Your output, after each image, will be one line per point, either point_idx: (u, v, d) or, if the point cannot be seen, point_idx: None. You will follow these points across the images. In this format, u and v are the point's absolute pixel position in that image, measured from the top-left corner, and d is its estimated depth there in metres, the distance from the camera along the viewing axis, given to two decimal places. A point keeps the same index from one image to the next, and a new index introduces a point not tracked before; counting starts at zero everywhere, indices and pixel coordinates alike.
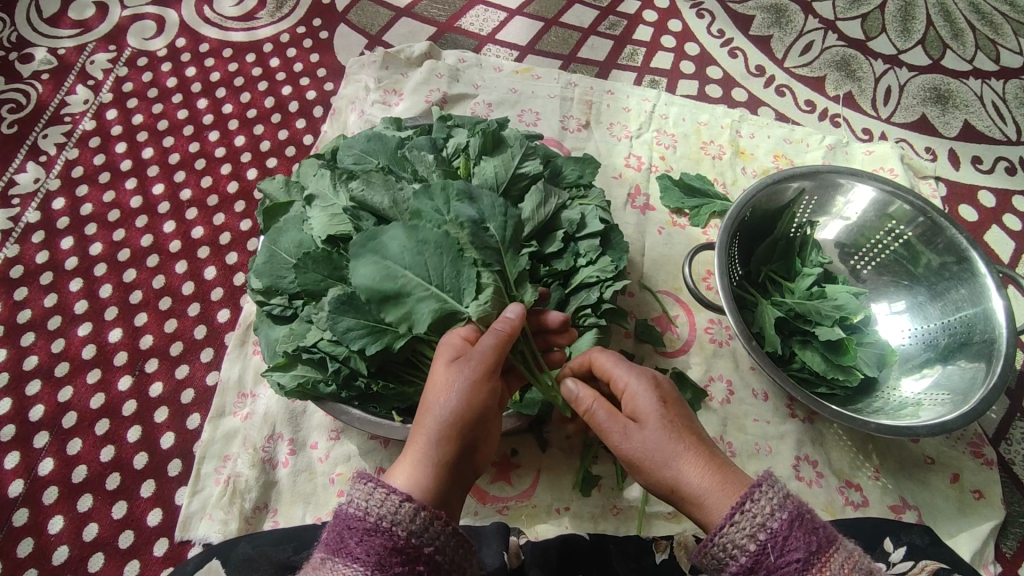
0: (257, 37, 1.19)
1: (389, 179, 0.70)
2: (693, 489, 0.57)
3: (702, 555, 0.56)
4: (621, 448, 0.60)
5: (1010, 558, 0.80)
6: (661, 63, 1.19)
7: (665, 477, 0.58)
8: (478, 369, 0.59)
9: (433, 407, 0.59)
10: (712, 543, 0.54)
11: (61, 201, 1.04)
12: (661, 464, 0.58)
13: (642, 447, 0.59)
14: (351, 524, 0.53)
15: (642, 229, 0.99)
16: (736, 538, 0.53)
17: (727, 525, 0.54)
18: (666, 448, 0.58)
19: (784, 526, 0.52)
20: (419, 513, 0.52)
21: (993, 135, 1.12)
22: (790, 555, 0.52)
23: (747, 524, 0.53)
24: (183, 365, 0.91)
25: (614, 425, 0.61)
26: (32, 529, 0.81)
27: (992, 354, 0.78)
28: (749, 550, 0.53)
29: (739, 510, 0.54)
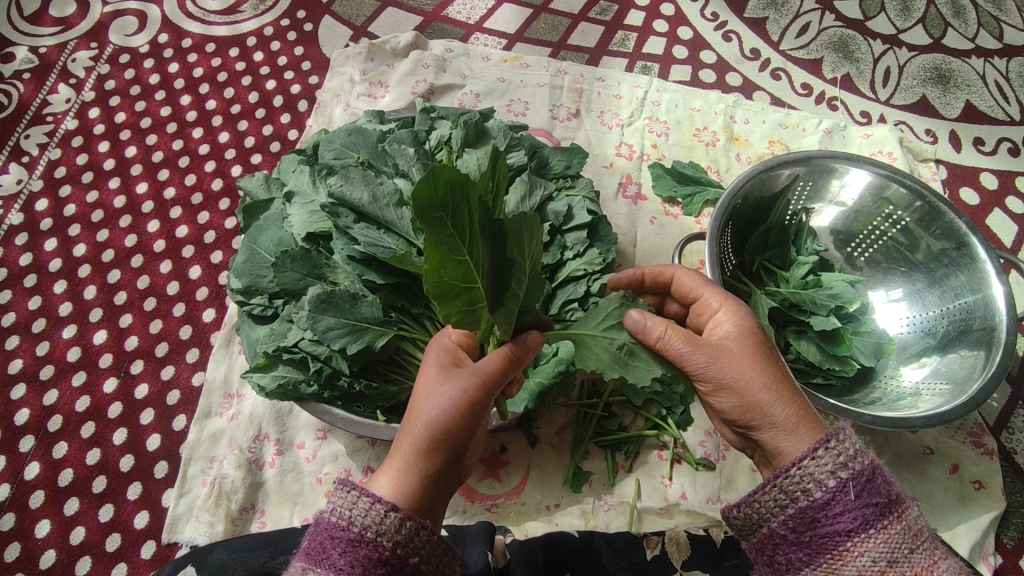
0: (240, 30, 1.17)
1: (368, 174, 0.68)
2: (780, 413, 0.58)
3: (769, 485, 0.55)
4: (710, 368, 0.59)
5: (1011, 549, 0.79)
6: (653, 49, 1.16)
7: (756, 394, 0.58)
8: (473, 383, 0.56)
9: (422, 417, 0.56)
10: (786, 475, 0.54)
11: (44, 202, 1.03)
12: (757, 380, 0.59)
13: (738, 363, 0.59)
14: (334, 534, 0.51)
15: (634, 219, 0.97)
16: (815, 472, 0.54)
17: (809, 458, 0.54)
18: (763, 365, 0.59)
19: (868, 470, 0.53)
20: (405, 523, 0.51)
21: (996, 115, 1.09)
22: (871, 498, 0.52)
23: (830, 460, 0.53)
24: (169, 366, 0.90)
25: (699, 347, 0.59)
26: (19, 534, 0.81)
27: (992, 341, 0.76)
28: (828, 486, 0.53)
29: (825, 445, 0.54)
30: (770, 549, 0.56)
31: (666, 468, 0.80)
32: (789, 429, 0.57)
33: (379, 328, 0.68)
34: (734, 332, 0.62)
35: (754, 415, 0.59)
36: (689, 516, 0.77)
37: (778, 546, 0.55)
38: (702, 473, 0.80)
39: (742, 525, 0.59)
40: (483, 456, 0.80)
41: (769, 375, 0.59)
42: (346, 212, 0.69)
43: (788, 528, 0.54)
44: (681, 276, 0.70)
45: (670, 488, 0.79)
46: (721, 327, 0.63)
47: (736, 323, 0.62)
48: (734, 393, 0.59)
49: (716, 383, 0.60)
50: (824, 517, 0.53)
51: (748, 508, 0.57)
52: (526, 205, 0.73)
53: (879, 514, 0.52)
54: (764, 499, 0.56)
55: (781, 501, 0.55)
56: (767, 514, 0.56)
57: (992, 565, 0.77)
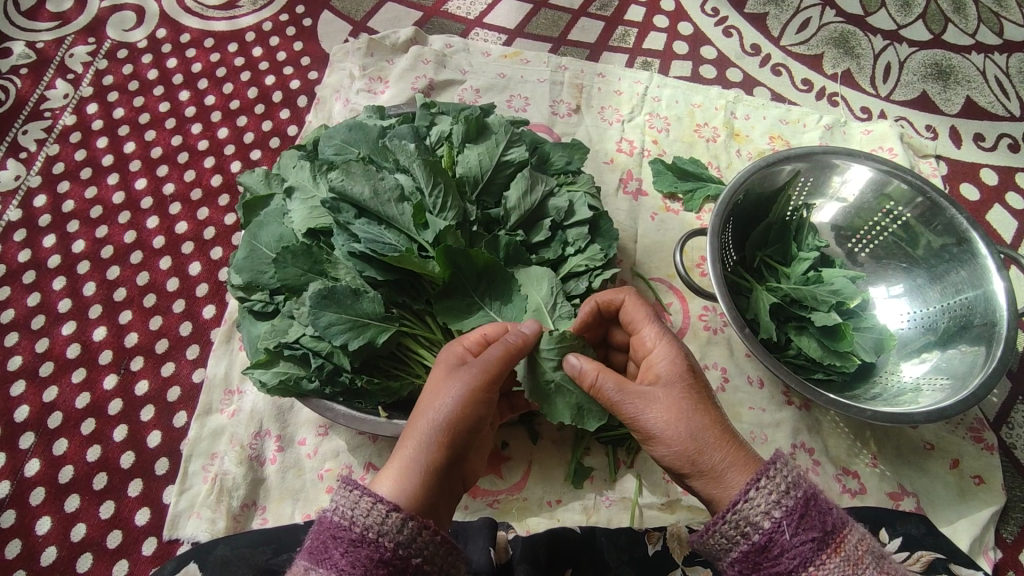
0: (239, 25, 1.17)
1: (369, 169, 0.68)
2: (714, 462, 0.56)
3: (709, 530, 0.55)
4: (640, 417, 0.58)
5: (1010, 543, 0.79)
6: (654, 44, 1.16)
7: (687, 443, 0.57)
8: (477, 376, 0.57)
9: (428, 414, 0.56)
10: (723, 520, 0.54)
11: (43, 198, 1.02)
12: (685, 429, 0.57)
13: (667, 412, 0.58)
14: (336, 534, 0.51)
15: (635, 215, 0.97)
16: (749, 515, 0.53)
17: (741, 501, 0.53)
18: (691, 409, 0.58)
19: (801, 504, 0.53)
20: (407, 523, 0.50)
21: (996, 111, 1.09)
22: (807, 534, 0.52)
23: (763, 501, 0.53)
24: (169, 362, 0.90)
25: (630, 393, 0.59)
26: (20, 530, 0.81)
27: (993, 336, 0.76)
28: (764, 527, 0.53)
29: (756, 485, 0.53)
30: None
31: None
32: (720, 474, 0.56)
33: (381, 324, 0.68)
34: (665, 377, 0.60)
35: (685, 462, 0.57)
36: (690, 511, 0.77)
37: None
38: None
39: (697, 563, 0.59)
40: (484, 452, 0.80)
41: (698, 426, 0.57)
42: (347, 208, 0.69)
43: (736, 570, 0.55)
44: (628, 306, 0.66)
45: (671, 483, 0.79)
46: (655, 368, 0.61)
47: (669, 365, 0.61)
48: (664, 444, 0.58)
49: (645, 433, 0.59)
50: (767, 558, 0.53)
51: (697, 548, 0.57)
52: (528, 200, 0.73)
53: (817, 548, 0.52)
54: (709, 543, 0.55)
55: (724, 544, 0.54)
56: (714, 555, 0.56)
57: (992, 560, 0.77)
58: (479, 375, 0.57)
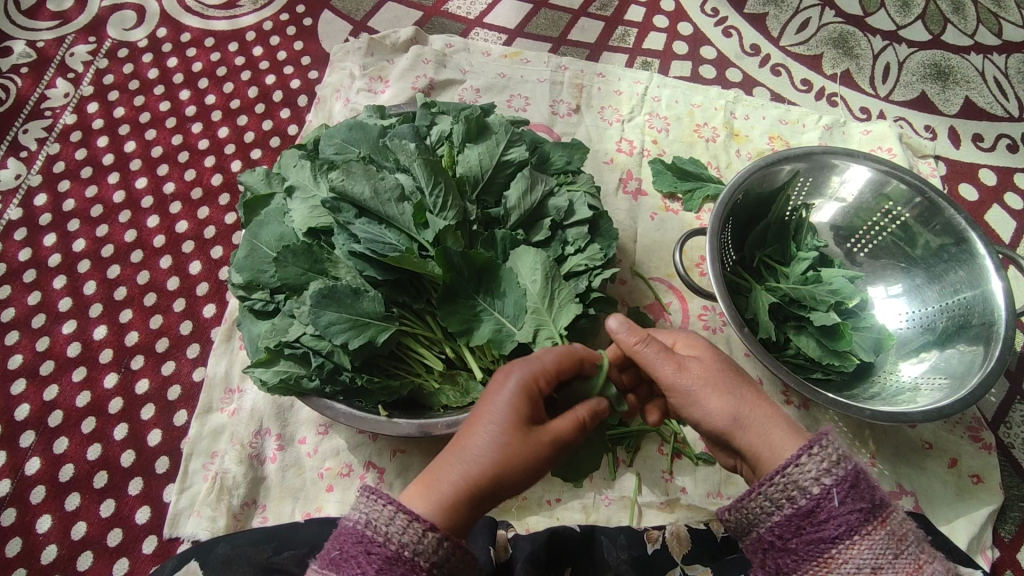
0: (240, 25, 1.17)
1: (369, 168, 0.68)
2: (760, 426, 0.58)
3: (755, 492, 0.54)
4: (680, 378, 0.61)
5: (1008, 543, 0.79)
6: (654, 44, 1.16)
7: (731, 409, 0.59)
8: (548, 443, 0.55)
9: (479, 459, 0.54)
10: (771, 482, 0.53)
11: (43, 197, 1.02)
12: (731, 396, 0.60)
13: (704, 371, 0.61)
14: (369, 549, 0.50)
15: (634, 215, 0.98)
16: (799, 478, 0.52)
17: (793, 464, 0.53)
18: (728, 371, 0.61)
19: (852, 475, 0.52)
20: (443, 543, 0.50)
21: (994, 111, 1.09)
22: (856, 504, 0.51)
23: (814, 467, 0.52)
24: (169, 361, 0.90)
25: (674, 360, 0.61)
26: (20, 529, 0.81)
27: (991, 336, 0.77)
28: (812, 493, 0.52)
29: (808, 451, 0.52)
30: (758, 554, 0.55)
31: (667, 463, 0.80)
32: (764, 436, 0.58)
33: (381, 323, 0.68)
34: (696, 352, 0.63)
35: (731, 427, 0.59)
36: (690, 510, 0.77)
37: (767, 552, 0.55)
38: (702, 468, 0.80)
39: (734, 529, 0.57)
40: None
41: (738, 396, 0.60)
42: (348, 207, 0.69)
43: (775, 534, 0.53)
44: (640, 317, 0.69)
45: (671, 482, 0.79)
46: (687, 347, 0.64)
47: (695, 349, 0.64)
48: (707, 408, 0.60)
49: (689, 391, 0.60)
50: (811, 523, 0.52)
51: (738, 512, 0.56)
52: (528, 200, 0.73)
53: (864, 519, 0.51)
54: (751, 506, 0.54)
55: (767, 508, 0.53)
56: (755, 520, 0.54)
57: (990, 559, 0.77)
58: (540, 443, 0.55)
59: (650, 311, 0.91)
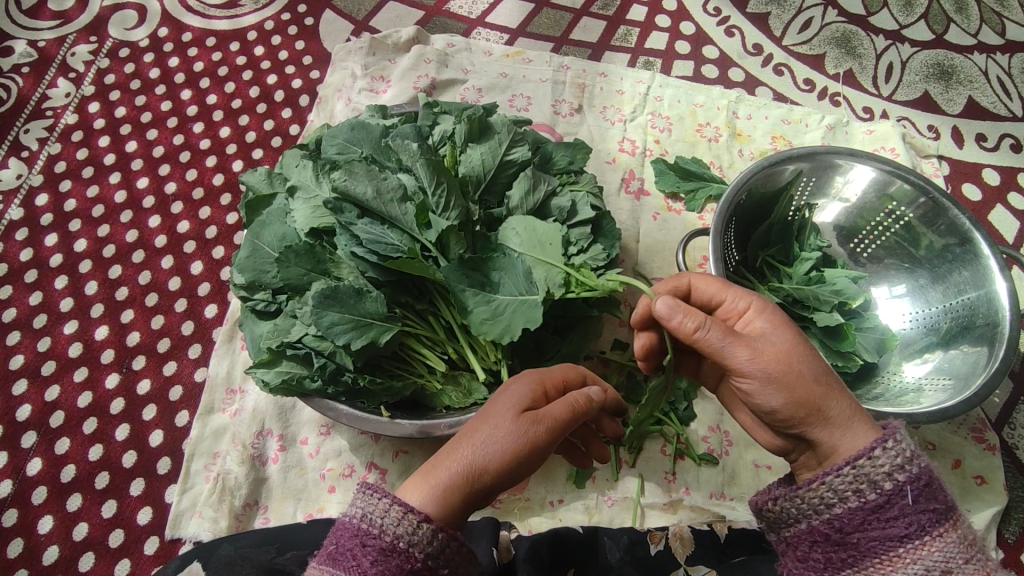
0: (241, 24, 1.17)
1: (372, 168, 0.68)
2: (837, 408, 0.56)
3: (819, 482, 0.54)
4: (750, 364, 0.57)
5: (1012, 544, 0.79)
6: (656, 44, 1.16)
7: (812, 390, 0.56)
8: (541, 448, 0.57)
9: (479, 449, 0.54)
10: (838, 473, 0.53)
11: (44, 197, 1.02)
12: (802, 372, 0.56)
13: (781, 351, 0.57)
14: (364, 541, 0.50)
15: (637, 215, 0.97)
16: (872, 473, 0.52)
17: (867, 456, 0.52)
18: (804, 353, 0.57)
19: (925, 474, 0.51)
20: (438, 534, 0.51)
21: (997, 110, 1.09)
22: (928, 504, 0.51)
23: (887, 462, 0.52)
24: (171, 362, 0.90)
25: (739, 341, 0.57)
26: (22, 530, 0.81)
27: (995, 337, 0.76)
28: (883, 488, 0.51)
29: (882, 445, 0.52)
30: (810, 546, 0.55)
31: (670, 464, 0.80)
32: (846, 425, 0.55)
33: (384, 324, 0.68)
34: (769, 329, 0.59)
35: (806, 410, 0.56)
36: (693, 511, 0.77)
37: (819, 544, 0.54)
38: (705, 469, 0.80)
39: (780, 518, 0.57)
40: None
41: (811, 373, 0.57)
42: (350, 208, 0.69)
43: (834, 527, 0.53)
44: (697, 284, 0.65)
45: (673, 483, 0.79)
46: (757, 322, 0.60)
47: (769, 320, 0.60)
48: (787, 388, 0.56)
49: (764, 379, 0.57)
50: (876, 519, 0.51)
51: (791, 502, 0.56)
52: (531, 200, 0.73)
53: (935, 520, 0.50)
54: (812, 496, 0.54)
55: (830, 500, 0.53)
56: (810, 510, 0.54)
57: (994, 560, 0.77)
58: (538, 432, 0.56)
59: None
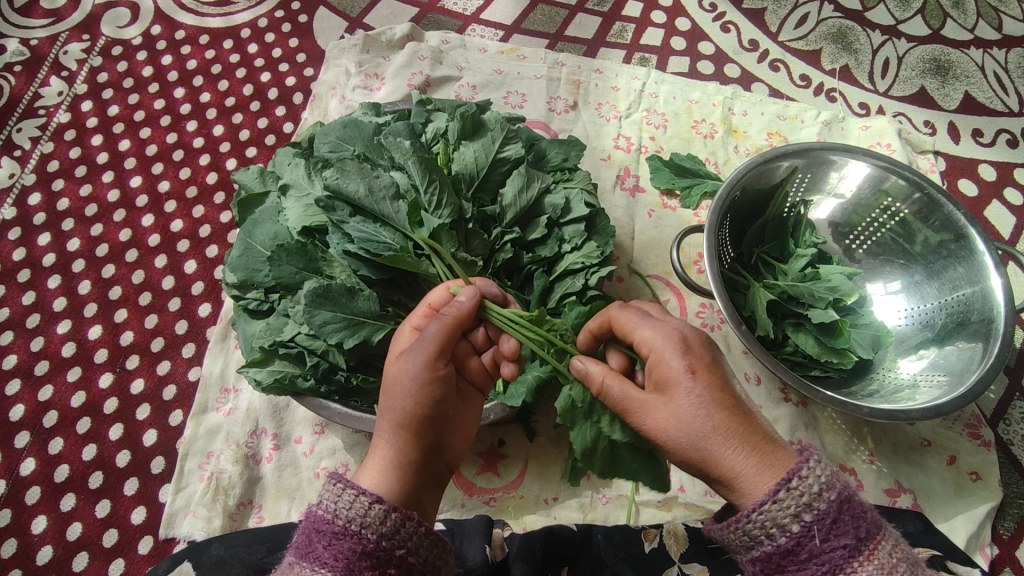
0: (235, 22, 1.16)
1: (364, 166, 0.67)
2: (731, 468, 0.52)
3: (732, 526, 0.52)
4: (638, 424, 0.56)
5: (1007, 539, 0.79)
6: (651, 40, 1.15)
7: (697, 454, 0.53)
8: (424, 357, 0.55)
9: (389, 402, 0.55)
10: (748, 520, 0.51)
11: (37, 196, 1.02)
12: (686, 438, 0.53)
13: (665, 419, 0.54)
14: (321, 527, 0.50)
15: (632, 212, 0.97)
16: (777, 516, 0.50)
17: (767, 502, 0.50)
18: (694, 414, 0.53)
19: (832, 509, 0.49)
20: (390, 514, 0.50)
21: (994, 106, 1.08)
22: (838, 541, 0.49)
23: (791, 503, 0.49)
24: (165, 361, 0.90)
25: (630, 400, 0.56)
26: (15, 530, 0.81)
27: (990, 333, 0.76)
28: (792, 532, 0.49)
29: (785, 486, 0.50)
30: None
31: None
32: (742, 487, 0.52)
33: (376, 321, 0.67)
34: (666, 381, 0.55)
35: (705, 469, 0.54)
36: (688, 509, 0.77)
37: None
38: None
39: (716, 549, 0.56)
40: (482, 450, 0.81)
41: (691, 441, 0.53)
42: (342, 206, 0.68)
43: (759, 568, 0.52)
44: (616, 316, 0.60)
45: (668, 481, 0.79)
46: (661, 367, 0.55)
47: (667, 370, 0.54)
48: (674, 450, 0.54)
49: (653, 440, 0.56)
50: (792, 561, 0.50)
51: (715, 540, 0.54)
52: (524, 198, 0.73)
53: (848, 556, 0.49)
54: (731, 538, 0.52)
55: (747, 543, 0.51)
56: (735, 550, 0.53)
57: (989, 556, 0.77)
58: (426, 360, 0.55)
59: None
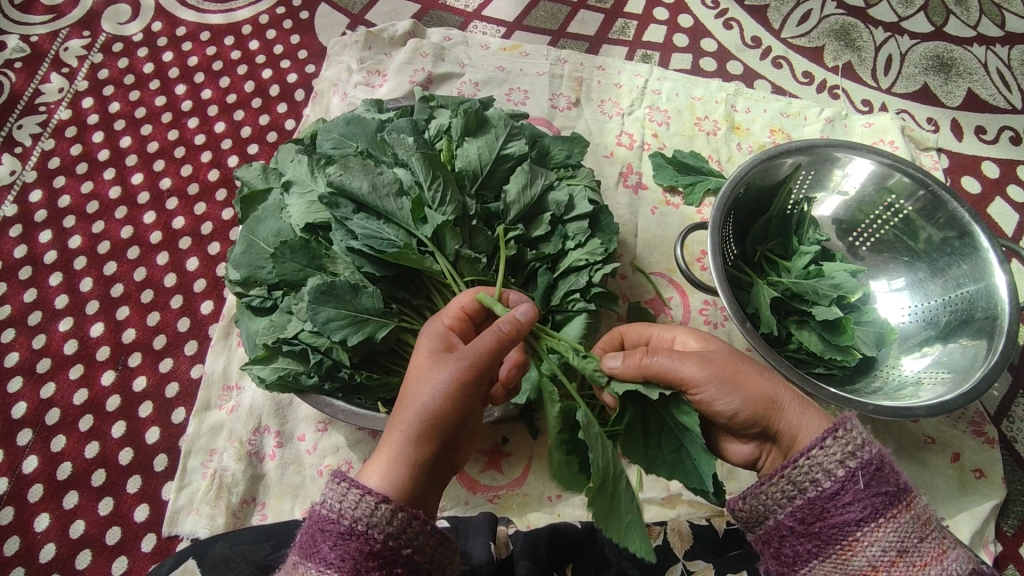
0: (236, 19, 1.16)
1: (368, 162, 0.67)
2: (787, 396, 0.60)
3: (776, 476, 0.54)
4: (705, 373, 0.59)
5: (1011, 537, 0.79)
6: (654, 37, 1.15)
7: (761, 386, 0.60)
8: (467, 366, 0.55)
9: (415, 400, 0.54)
10: (794, 466, 0.52)
11: (38, 193, 1.02)
12: (751, 371, 0.61)
13: (728, 359, 0.61)
14: (326, 527, 0.50)
15: (635, 209, 0.97)
16: (824, 462, 0.52)
17: (817, 447, 0.52)
18: (744, 358, 0.63)
19: (876, 458, 0.51)
20: (397, 514, 0.49)
21: (997, 103, 1.08)
22: (880, 487, 0.51)
23: (838, 450, 0.52)
24: (167, 359, 0.89)
25: (688, 356, 0.60)
26: (18, 527, 0.80)
27: (994, 331, 0.76)
28: (836, 477, 0.51)
29: (833, 434, 0.52)
30: (779, 539, 0.55)
31: None
32: (797, 410, 0.60)
33: (380, 319, 0.67)
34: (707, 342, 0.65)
35: (767, 405, 0.59)
36: (691, 506, 0.76)
37: (785, 536, 0.54)
38: None
39: (750, 514, 0.57)
40: (484, 448, 0.81)
41: (756, 373, 0.61)
42: (345, 203, 0.68)
43: (798, 519, 0.53)
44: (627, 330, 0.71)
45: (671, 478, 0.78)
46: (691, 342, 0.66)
47: (699, 339, 0.66)
48: (743, 386, 0.60)
49: (719, 385, 0.59)
50: (834, 507, 0.51)
51: (754, 498, 0.55)
52: (528, 195, 0.72)
53: (888, 502, 0.51)
54: (772, 490, 0.54)
55: (789, 492, 0.53)
56: (775, 504, 0.54)
57: (992, 553, 0.77)
58: (466, 367, 0.55)
59: (651, 307, 0.90)
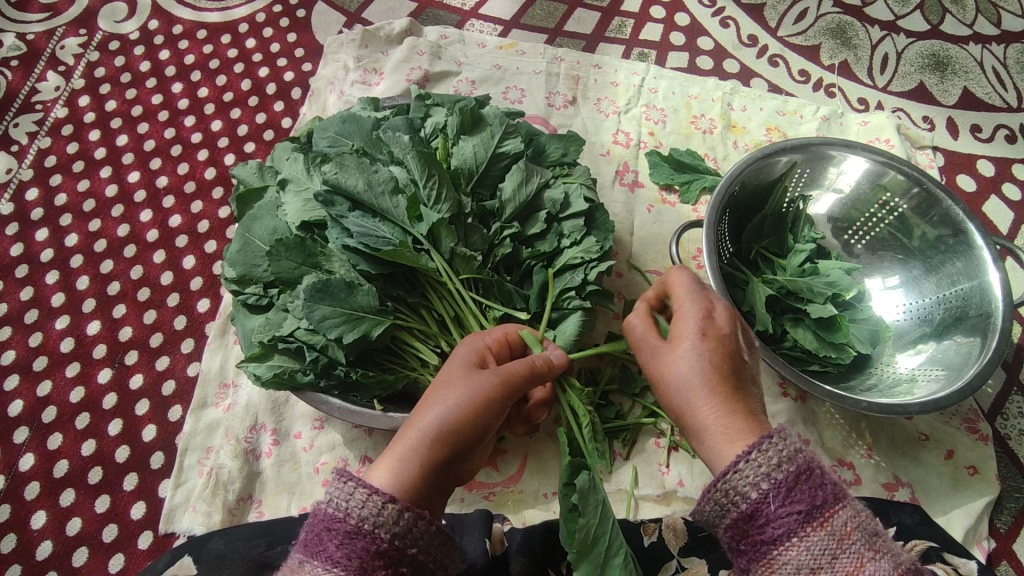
0: (233, 17, 1.16)
1: (363, 161, 0.67)
2: (704, 422, 0.56)
3: (704, 496, 0.53)
4: (646, 365, 0.62)
5: (1004, 533, 0.80)
6: (651, 35, 1.15)
7: (681, 403, 0.58)
8: (497, 380, 0.57)
9: (438, 405, 0.55)
10: (715, 488, 0.52)
11: (35, 191, 1.02)
12: (684, 386, 0.57)
13: (668, 365, 0.59)
14: (331, 526, 0.50)
15: (631, 207, 0.97)
16: (738, 484, 0.50)
17: (731, 470, 0.51)
18: (692, 369, 0.57)
19: (791, 477, 0.49)
20: (404, 515, 0.50)
21: (993, 101, 1.08)
22: (793, 506, 0.49)
23: (752, 472, 0.50)
24: (163, 357, 0.90)
25: (646, 344, 0.62)
26: (15, 525, 0.80)
27: (988, 328, 0.76)
28: (750, 498, 0.50)
29: (746, 456, 0.51)
30: (721, 555, 0.54)
31: (664, 456, 0.80)
32: (711, 442, 0.56)
33: (376, 317, 0.67)
34: (681, 334, 0.59)
35: (684, 419, 0.59)
36: (686, 503, 0.78)
37: (725, 552, 0.54)
38: (698, 461, 0.80)
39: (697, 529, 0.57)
40: None
41: (684, 389, 0.58)
42: (340, 201, 0.68)
43: (728, 538, 0.52)
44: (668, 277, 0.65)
45: (667, 475, 0.79)
46: (681, 325, 0.60)
47: (689, 326, 0.59)
48: (667, 393, 0.59)
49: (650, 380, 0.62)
50: (752, 528, 0.50)
51: (692, 516, 0.55)
52: (523, 193, 0.73)
53: (803, 521, 0.48)
54: (703, 510, 0.53)
55: (716, 512, 0.52)
56: (708, 522, 0.54)
57: (986, 549, 0.77)
58: (497, 382, 0.57)
59: None
